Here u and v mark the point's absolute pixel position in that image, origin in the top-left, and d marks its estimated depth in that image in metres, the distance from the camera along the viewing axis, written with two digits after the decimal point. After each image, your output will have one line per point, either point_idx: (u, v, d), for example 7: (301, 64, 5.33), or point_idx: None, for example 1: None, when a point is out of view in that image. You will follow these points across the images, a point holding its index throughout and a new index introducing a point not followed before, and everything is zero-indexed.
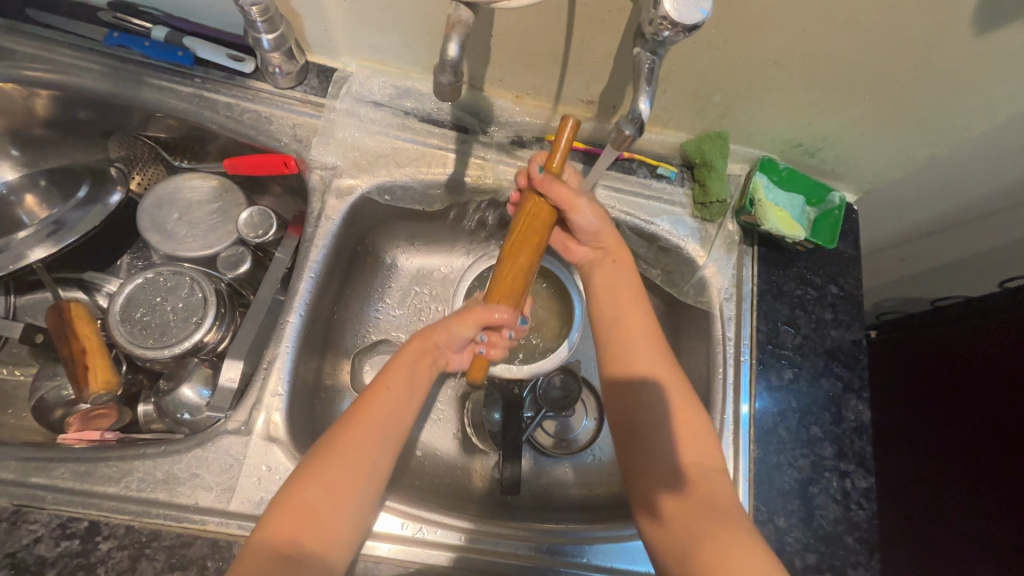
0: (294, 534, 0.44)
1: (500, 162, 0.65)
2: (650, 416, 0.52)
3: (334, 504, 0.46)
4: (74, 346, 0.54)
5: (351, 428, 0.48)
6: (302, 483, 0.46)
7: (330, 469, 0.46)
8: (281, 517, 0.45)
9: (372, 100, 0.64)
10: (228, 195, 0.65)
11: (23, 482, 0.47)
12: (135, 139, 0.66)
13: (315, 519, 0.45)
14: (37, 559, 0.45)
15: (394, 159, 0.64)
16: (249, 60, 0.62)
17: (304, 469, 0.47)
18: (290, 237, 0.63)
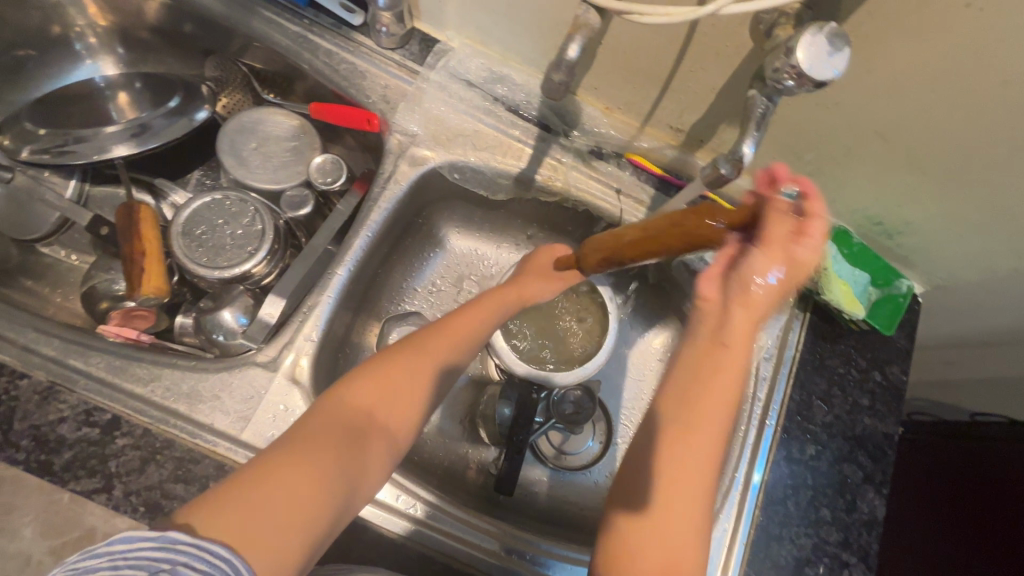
0: (367, 406, 0.45)
1: (575, 168, 0.65)
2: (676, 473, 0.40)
3: (409, 394, 0.47)
4: (137, 247, 0.56)
5: (421, 349, 0.49)
6: (388, 366, 0.47)
7: (416, 360, 0.48)
8: (360, 390, 0.46)
9: (466, 79, 0.63)
10: (305, 137, 0.67)
11: (62, 362, 0.49)
12: (232, 64, 0.68)
13: (387, 402, 0.46)
14: (58, 438, 0.46)
15: (472, 140, 0.63)
16: (359, 14, 0.63)
17: (384, 359, 0.48)
18: (353, 193, 0.64)
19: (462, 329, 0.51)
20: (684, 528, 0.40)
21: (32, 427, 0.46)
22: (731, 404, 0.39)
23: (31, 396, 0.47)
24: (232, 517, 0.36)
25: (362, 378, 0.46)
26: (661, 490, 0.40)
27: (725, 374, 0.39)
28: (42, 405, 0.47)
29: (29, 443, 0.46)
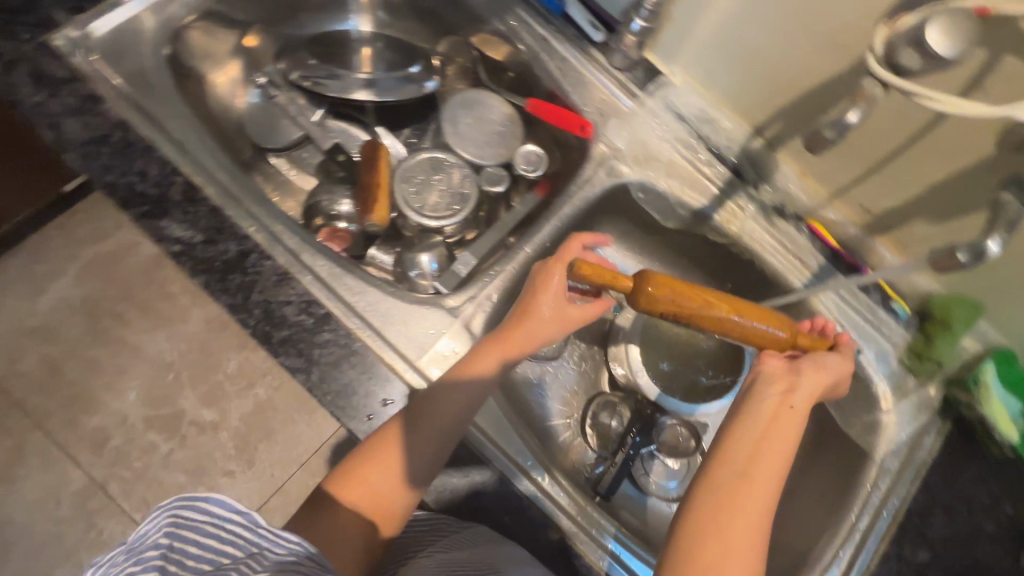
0: (360, 499, 0.48)
1: (754, 220, 0.68)
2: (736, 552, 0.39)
3: (397, 473, 0.48)
4: (372, 178, 0.64)
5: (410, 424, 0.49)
6: (375, 454, 0.49)
7: (393, 458, 0.49)
8: (353, 482, 0.48)
9: (678, 112, 0.69)
10: (513, 126, 0.74)
11: (297, 256, 0.56)
12: (465, 47, 0.77)
13: (378, 493, 0.48)
14: (282, 317, 0.53)
15: (667, 168, 0.68)
16: (603, 32, 0.69)
17: (365, 457, 0.49)
18: (535, 192, 0.72)
19: (434, 421, 0.50)
20: (752, 547, 0.40)
21: (264, 302, 0.53)
22: (785, 451, 0.43)
23: (269, 275, 0.54)
24: None
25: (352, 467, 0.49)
26: (726, 507, 0.40)
27: (776, 431, 0.44)
28: (277, 286, 0.54)
29: (258, 314, 0.53)
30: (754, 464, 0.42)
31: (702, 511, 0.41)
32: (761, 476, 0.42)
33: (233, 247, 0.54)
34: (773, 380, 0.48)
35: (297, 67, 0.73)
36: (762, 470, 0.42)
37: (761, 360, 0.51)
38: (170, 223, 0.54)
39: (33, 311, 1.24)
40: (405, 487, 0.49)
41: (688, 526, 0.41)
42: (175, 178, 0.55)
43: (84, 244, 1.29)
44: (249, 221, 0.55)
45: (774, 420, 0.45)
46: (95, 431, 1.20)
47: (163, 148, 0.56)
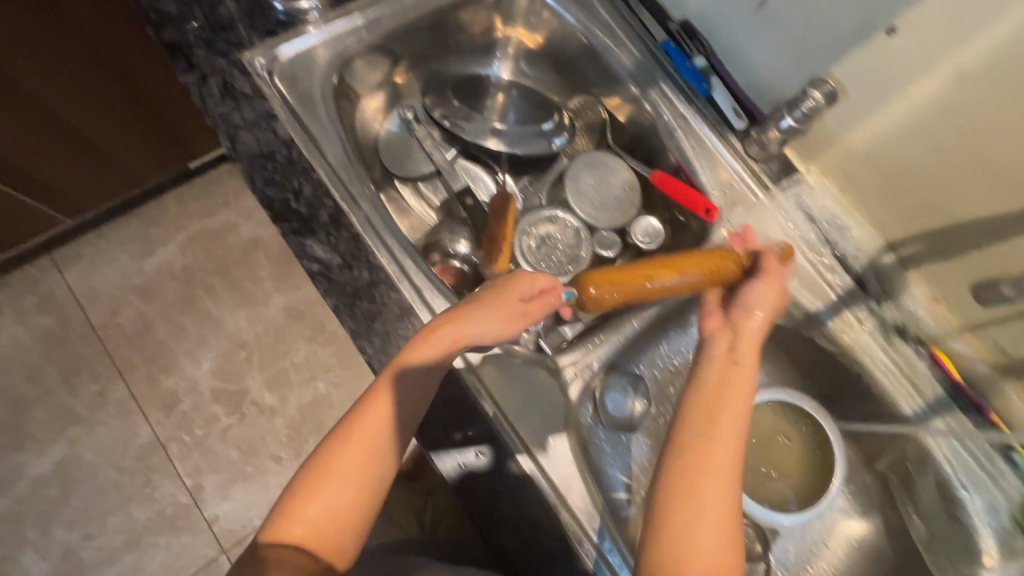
0: (303, 536, 0.45)
1: (871, 335, 0.65)
2: (715, 500, 0.43)
3: (339, 493, 0.46)
4: (500, 229, 0.67)
5: (349, 441, 0.48)
6: (309, 484, 0.46)
7: (336, 480, 0.47)
8: (290, 522, 0.45)
9: (809, 212, 0.67)
10: (632, 193, 0.75)
11: (421, 291, 0.57)
12: (596, 104, 0.79)
13: (323, 525, 0.45)
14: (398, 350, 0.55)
15: (787, 266, 0.67)
16: (745, 120, 0.68)
17: (302, 490, 0.46)
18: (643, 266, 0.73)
19: (376, 427, 0.49)
20: (728, 499, 0.43)
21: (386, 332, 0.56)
22: (740, 408, 0.47)
23: (394, 308, 0.56)
24: None
25: (287, 505, 0.46)
26: (696, 467, 0.44)
27: (727, 383, 0.48)
28: (400, 321, 0.56)
29: (377, 343, 0.55)
30: (718, 419, 0.46)
31: (677, 479, 0.44)
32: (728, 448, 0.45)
33: (366, 275, 0.57)
34: (716, 342, 0.52)
35: (438, 104, 0.74)
36: (728, 427, 0.46)
37: (703, 319, 0.55)
38: (315, 243, 0.57)
39: (139, 270, 1.34)
40: (355, 506, 0.47)
41: (665, 498, 0.44)
42: (325, 200, 0.58)
43: (194, 216, 1.39)
44: (382, 251, 0.58)
45: (737, 377, 0.48)
46: (170, 392, 1.28)
47: (319, 170, 0.59)
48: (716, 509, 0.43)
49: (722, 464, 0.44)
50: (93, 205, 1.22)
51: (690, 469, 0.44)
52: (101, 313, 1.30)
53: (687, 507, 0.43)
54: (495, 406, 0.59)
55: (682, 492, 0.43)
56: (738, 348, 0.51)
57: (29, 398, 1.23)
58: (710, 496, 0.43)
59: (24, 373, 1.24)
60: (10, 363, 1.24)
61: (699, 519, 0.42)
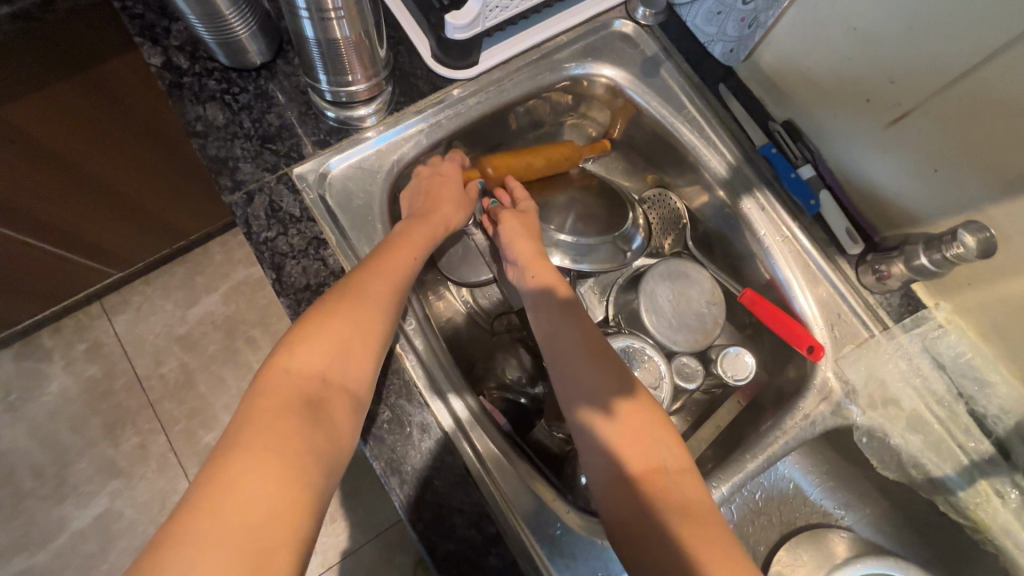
0: (317, 367, 0.44)
1: (1015, 516, 0.54)
2: (625, 401, 0.51)
3: (356, 342, 0.47)
4: None
5: (364, 278, 0.50)
6: (322, 314, 0.47)
7: (356, 310, 0.47)
8: (303, 346, 0.45)
9: (937, 357, 0.57)
10: (715, 308, 0.66)
11: (479, 457, 0.54)
12: (670, 197, 0.71)
13: (334, 358, 0.45)
14: (451, 526, 0.50)
15: (907, 420, 0.57)
16: (859, 245, 0.59)
17: (316, 313, 0.47)
18: (734, 400, 0.64)
19: (384, 286, 0.50)
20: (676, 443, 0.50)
21: (441, 497, 0.51)
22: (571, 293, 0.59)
23: (449, 474, 0.52)
24: (231, 497, 0.35)
25: (298, 334, 0.46)
26: (643, 404, 0.51)
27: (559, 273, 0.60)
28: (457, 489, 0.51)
29: (428, 516, 0.50)
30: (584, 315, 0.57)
31: (622, 428, 0.49)
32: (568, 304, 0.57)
33: (419, 436, 0.52)
34: (518, 225, 0.61)
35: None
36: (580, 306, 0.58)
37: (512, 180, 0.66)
38: (378, 404, 0.53)
39: (184, 319, 1.33)
40: (373, 334, 0.48)
41: (618, 416, 0.50)
42: None
43: (239, 264, 1.37)
44: (440, 407, 0.54)
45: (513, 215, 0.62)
46: (208, 447, 1.26)
47: None
48: (641, 412, 0.51)
49: (626, 369, 0.53)
50: (142, 259, 1.21)
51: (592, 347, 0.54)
52: (146, 363, 1.30)
53: (637, 449, 0.48)
54: (525, 531, 0.52)
55: (614, 397, 0.51)
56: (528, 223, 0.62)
57: (73, 448, 1.23)
58: (644, 417, 0.50)
59: (69, 422, 1.25)
60: (57, 412, 1.25)
61: (648, 438, 0.49)
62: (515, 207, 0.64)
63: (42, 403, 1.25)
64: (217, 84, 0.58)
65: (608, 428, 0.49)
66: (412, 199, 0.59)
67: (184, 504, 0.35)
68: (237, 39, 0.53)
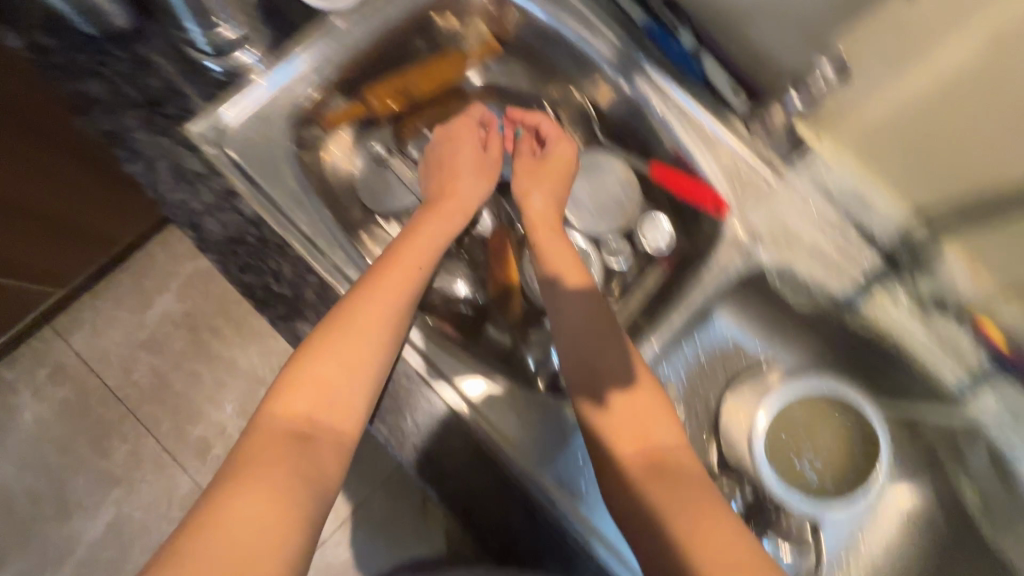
0: (307, 407, 0.48)
1: (909, 315, 0.61)
2: (627, 401, 0.53)
3: (344, 375, 0.49)
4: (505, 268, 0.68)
5: (352, 309, 0.52)
6: (313, 352, 0.49)
7: (342, 347, 0.50)
8: (295, 385, 0.48)
9: (825, 191, 0.63)
10: (631, 189, 0.69)
11: (429, 359, 0.57)
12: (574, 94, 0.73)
13: (325, 396, 0.48)
14: (412, 424, 0.54)
15: (810, 252, 0.63)
16: (743, 99, 0.63)
17: (309, 348, 0.50)
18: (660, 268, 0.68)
19: (376, 313, 0.52)
20: (674, 437, 0.52)
21: (439, 458, 0.53)
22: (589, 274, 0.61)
23: (405, 380, 0.55)
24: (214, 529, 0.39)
25: (293, 372, 0.49)
26: (641, 398, 0.53)
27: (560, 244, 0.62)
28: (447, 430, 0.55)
29: (392, 420, 0.54)
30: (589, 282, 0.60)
31: (616, 417, 0.52)
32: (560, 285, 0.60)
33: None
34: (530, 173, 0.66)
35: (411, 137, 0.72)
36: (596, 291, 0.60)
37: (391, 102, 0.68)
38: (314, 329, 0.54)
39: (142, 324, 1.32)
40: (367, 370, 0.50)
41: (614, 414, 0.52)
42: (309, 277, 0.55)
43: (183, 260, 1.35)
44: None
45: (533, 162, 0.67)
46: (199, 440, 1.28)
47: (296, 244, 0.55)
48: (640, 409, 0.53)
49: (626, 361, 0.56)
50: (80, 272, 1.19)
51: (589, 331, 0.57)
52: (115, 374, 1.30)
53: (637, 445, 0.51)
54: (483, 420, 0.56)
55: (612, 392, 0.54)
56: (547, 172, 0.66)
57: (65, 469, 1.25)
58: (645, 412, 0.53)
59: (53, 446, 1.25)
60: (39, 438, 1.25)
61: (648, 435, 0.51)
62: (546, 149, 0.68)
63: (19, 434, 1.25)
64: (89, 57, 0.57)
65: (610, 430, 0.52)
66: (436, 174, 0.67)
67: (185, 523, 0.39)
68: (93, 3, 0.52)
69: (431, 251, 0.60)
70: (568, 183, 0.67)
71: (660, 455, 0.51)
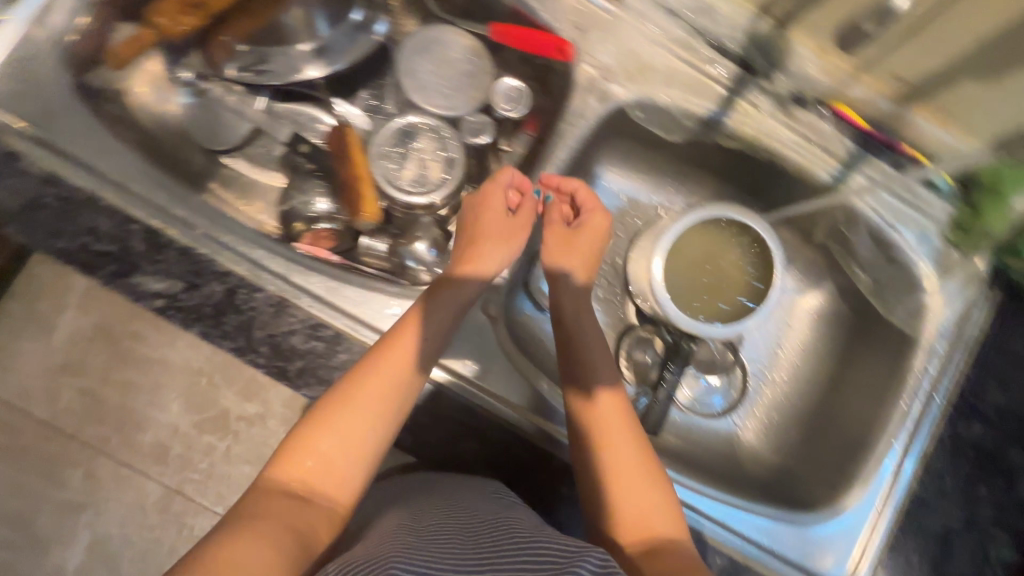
0: (305, 470, 0.43)
1: (771, 117, 0.61)
2: (621, 439, 0.49)
3: (348, 445, 0.44)
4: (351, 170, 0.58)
5: (360, 378, 0.47)
6: (321, 415, 0.45)
7: (348, 414, 0.45)
8: (297, 448, 0.44)
9: (666, 7, 0.59)
10: (480, 60, 0.63)
11: (286, 278, 0.52)
12: None
13: (330, 458, 0.43)
14: (292, 347, 0.52)
15: (665, 78, 0.60)
16: None
17: (312, 415, 0.45)
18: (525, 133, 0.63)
19: (381, 384, 0.46)
20: (662, 486, 0.47)
21: None
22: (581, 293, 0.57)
23: (266, 307, 0.51)
24: None
25: (301, 434, 0.44)
26: (630, 433, 0.50)
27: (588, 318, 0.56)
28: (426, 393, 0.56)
29: (268, 349, 0.52)
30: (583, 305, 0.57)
31: (610, 460, 0.48)
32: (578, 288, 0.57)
33: (219, 287, 0.51)
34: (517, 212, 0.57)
35: (228, 59, 0.61)
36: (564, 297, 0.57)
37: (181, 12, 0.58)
38: (160, 277, 0.51)
39: None
40: (365, 439, 0.45)
41: (600, 453, 0.49)
42: (131, 226, 0.50)
43: None
44: (223, 253, 0.51)
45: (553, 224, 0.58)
46: None
47: (108, 195, 0.50)
48: (631, 454, 0.49)
49: (617, 393, 0.52)
50: None
51: (584, 346, 0.54)
52: None
53: (629, 499, 0.47)
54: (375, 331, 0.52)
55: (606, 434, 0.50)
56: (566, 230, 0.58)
57: None
58: (635, 460, 0.48)
59: None
60: None
61: (638, 490, 0.47)
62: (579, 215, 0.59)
63: None
64: None
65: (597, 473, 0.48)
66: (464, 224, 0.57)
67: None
68: None
69: (447, 325, 0.51)
70: (594, 249, 0.59)
71: (655, 515, 0.46)
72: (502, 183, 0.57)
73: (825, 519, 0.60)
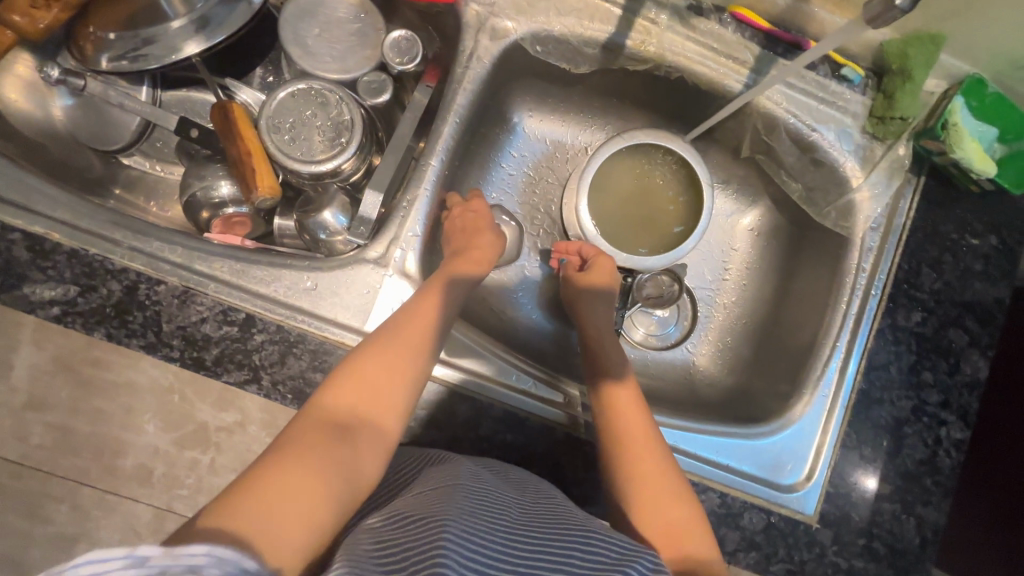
0: (349, 400, 0.45)
1: (670, 30, 0.59)
2: (649, 449, 0.51)
3: (391, 380, 0.46)
4: (242, 147, 0.56)
5: (395, 330, 0.49)
6: (362, 355, 0.47)
7: (391, 356, 0.47)
8: (341, 380, 0.46)
9: None
10: (368, 17, 0.61)
11: (188, 268, 0.51)
12: None
13: (371, 391, 0.46)
14: (204, 336, 0.49)
15: (554, 5, 0.58)
16: None
17: (353, 355, 0.47)
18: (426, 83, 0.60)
19: (416, 333, 0.49)
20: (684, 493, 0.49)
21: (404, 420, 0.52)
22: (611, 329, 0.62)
23: (170, 299, 0.49)
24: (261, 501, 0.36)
25: (344, 372, 0.46)
26: (653, 444, 0.51)
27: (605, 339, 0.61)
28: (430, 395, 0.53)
29: (179, 343, 0.49)
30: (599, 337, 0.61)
31: (637, 466, 0.50)
32: (600, 301, 0.64)
33: (116, 286, 0.48)
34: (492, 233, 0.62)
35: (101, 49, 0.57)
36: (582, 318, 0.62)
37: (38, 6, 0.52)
38: (48, 287, 0.48)
39: None
40: (407, 377, 0.47)
41: (622, 458, 0.50)
42: (12, 236, 0.48)
43: None
44: (119, 251, 0.50)
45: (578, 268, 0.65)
46: None
47: None
48: (660, 464, 0.50)
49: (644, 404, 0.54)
50: None
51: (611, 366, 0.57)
52: None
53: (654, 510, 0.48)
54: (291, 310, 0.52)
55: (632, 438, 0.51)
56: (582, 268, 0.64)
57: None
58: (662, 471, 0.50)
59: None
60: None
61: (664, 501, 0.48)
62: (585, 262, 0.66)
63: None
64: None
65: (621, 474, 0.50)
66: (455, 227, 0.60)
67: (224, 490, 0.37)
68: None
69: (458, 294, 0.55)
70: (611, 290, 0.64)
71: (680, 519, 0.48)
72: (476, 208, 0.62)
73: (776, 430, 0.61)
